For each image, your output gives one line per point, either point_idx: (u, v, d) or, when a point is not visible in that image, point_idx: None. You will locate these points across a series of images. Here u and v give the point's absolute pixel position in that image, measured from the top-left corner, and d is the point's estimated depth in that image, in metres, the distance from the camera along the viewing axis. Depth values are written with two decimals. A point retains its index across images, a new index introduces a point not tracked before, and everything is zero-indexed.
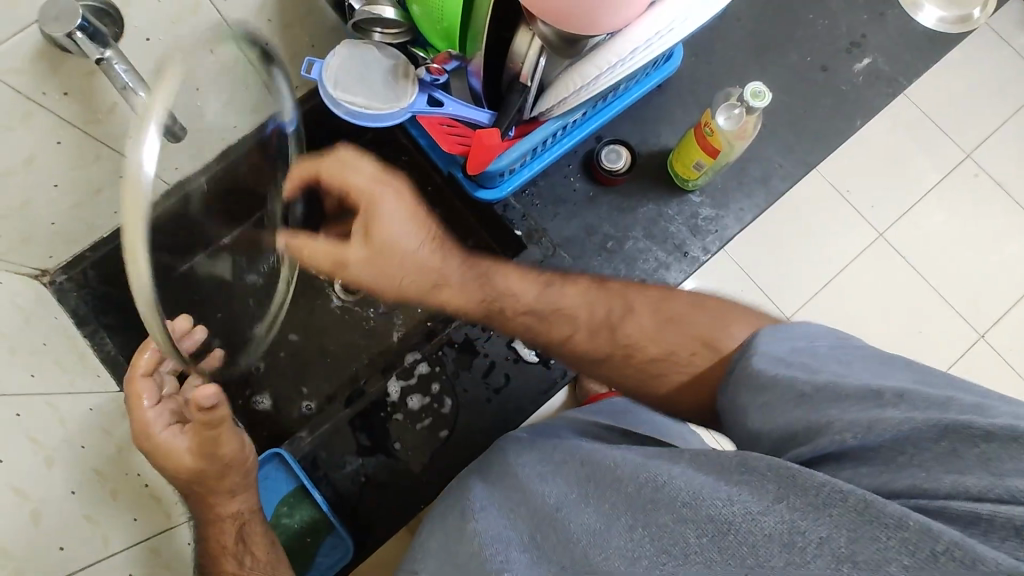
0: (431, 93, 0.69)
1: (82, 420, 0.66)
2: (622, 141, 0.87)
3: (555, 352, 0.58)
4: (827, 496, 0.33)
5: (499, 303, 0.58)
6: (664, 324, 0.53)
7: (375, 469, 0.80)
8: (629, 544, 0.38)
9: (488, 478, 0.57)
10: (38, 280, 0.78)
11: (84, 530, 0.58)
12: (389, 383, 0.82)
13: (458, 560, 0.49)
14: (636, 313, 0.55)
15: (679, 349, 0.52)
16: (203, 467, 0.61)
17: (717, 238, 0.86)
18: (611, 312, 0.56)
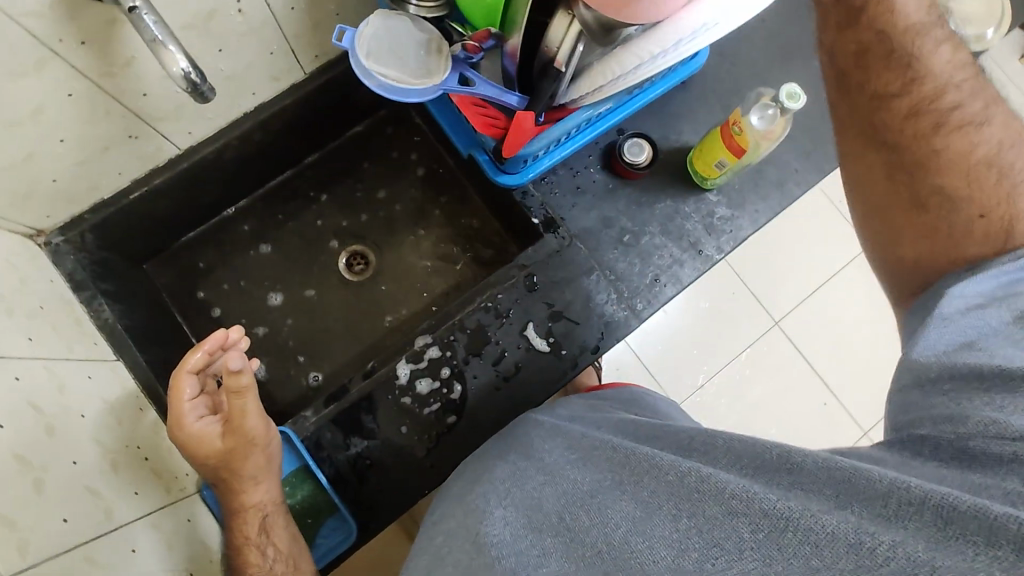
0: (463, 70, 0.68)
1: (80, 388, 0.63)
2: (644, 135, 0.86)
3: (869, 127, 0.56)
4: (896, 504, 0.34)
5: (868, 57, 0.54)
6: (990, 161, 0.50)
7: (380, 452, 0.78)
8: (675, 535, 0.40)
9: (512, 457, 0.58)
10: (33, 240, 0.74)
11: (84, 502, 0.56)
12: (399, 366, 0.80)
13: (480, 543, 0.48)
14: (978, 135, 0.51)
15: (959, 181, 0.51)
16: (231, 445, 0.68)
17: (731, 238, 0.85)
18: (956, 139, 0.51)
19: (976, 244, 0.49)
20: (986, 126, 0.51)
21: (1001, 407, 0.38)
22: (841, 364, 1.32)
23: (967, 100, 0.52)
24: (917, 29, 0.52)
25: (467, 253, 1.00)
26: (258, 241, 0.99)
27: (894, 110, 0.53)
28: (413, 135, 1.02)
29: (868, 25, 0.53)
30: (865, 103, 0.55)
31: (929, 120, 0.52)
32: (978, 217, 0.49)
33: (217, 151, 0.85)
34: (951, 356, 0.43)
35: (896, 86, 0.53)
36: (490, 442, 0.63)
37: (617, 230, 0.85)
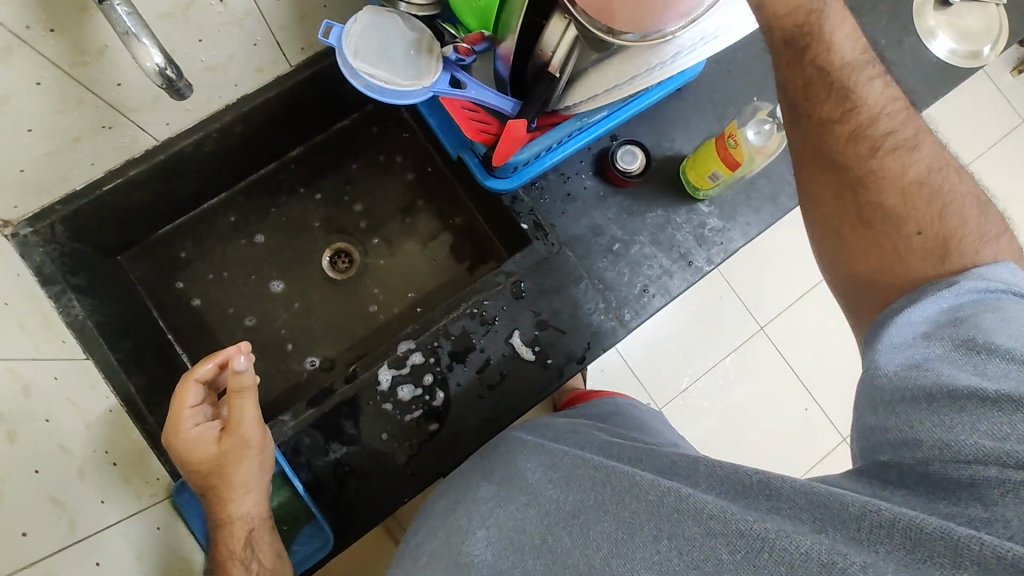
0: (454, 72, 0.66)
1: (46, 391, 0.61)
2: (637, 142, 0.85)
3: (814, 143, 0.54)
4: (868, 527, 0.33)
5: (818, 81, 0.52)
6: (922, 181, 0.50)
7: (359, 459, 0.76)
8: (655, 557, 0.39)
9: (495, 477, 0.56)
10: None
11: (49, 513, 0.54)
12: (381, 371, 0.78)
13: (462, 564, 0.47)
14: (910, 157, 0.51)
15: (895, 201, 0.50)
16: (225, 449, 0.66)
17: (721, 250, 0.84)
18: (900, 162, 0.50)
19: (917, 260, 0.48)
20: (917, 150, 0.51)
21: (971, 428, 0.36)
22: (823, 372, 1.33)
23: (899, 127, 0.52)
24: (847, 66, 0.52)
25: (454, 254, 0.98)
26: (239, 235, 0.96)
27: (835, 135, 0.52)
28: (402, 131, 1.00)
29: (811, 59, 0.52)
30: (809, 128, 0.54)
31: (866, 143, 0.51)
32: (916, 234, 0.49)
33: (197, 143, 0.81)
34: (899, 377, 0.41)
35: (837, 112, 0.52)
36: (471, 461, 0.63)
37: (607, 239, 0.83)
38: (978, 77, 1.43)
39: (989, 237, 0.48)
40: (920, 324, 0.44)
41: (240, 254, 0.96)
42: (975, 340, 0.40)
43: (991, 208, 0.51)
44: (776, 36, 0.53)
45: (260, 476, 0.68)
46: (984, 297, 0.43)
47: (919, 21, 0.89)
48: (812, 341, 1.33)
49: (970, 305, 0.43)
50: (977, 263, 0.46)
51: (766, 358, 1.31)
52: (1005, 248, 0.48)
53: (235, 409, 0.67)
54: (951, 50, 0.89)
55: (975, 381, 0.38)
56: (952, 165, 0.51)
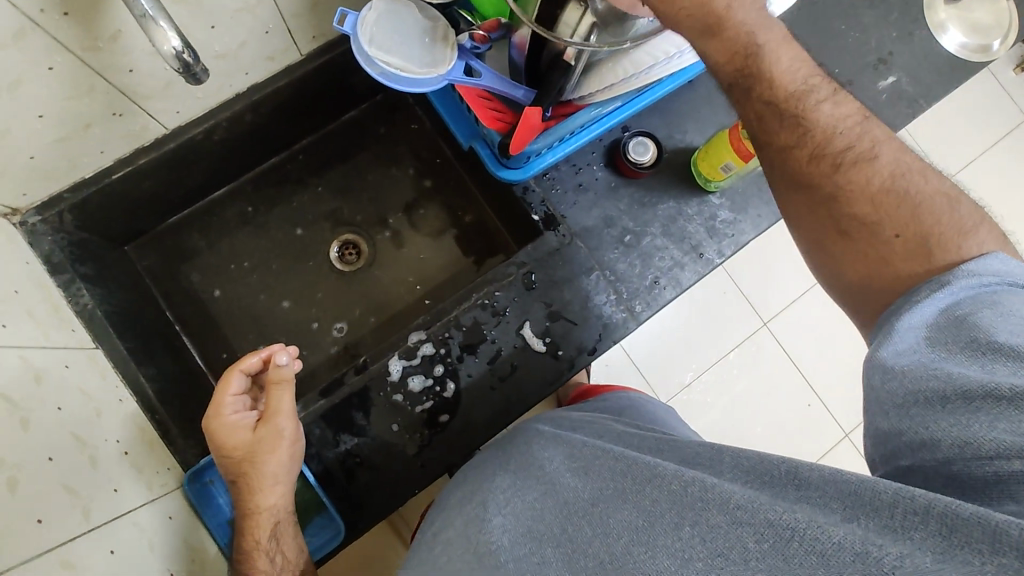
0: (468, 61, 0.65)
1: (58, 380, 0.60)
2: (648, 133, 0.85)
3: (778, 169, 0.54)
4: (901, 514, 0.33)
5: (772, 108, 0.52)
6: (888, 189, 0.49)
7: (369, 450, 0.76)
8: (678, 544, 0.39)
9: (512, 466, 0.56)
10: (7, 219, 0.70)
11: (62, 502, 0.53)
12: (391, 362, 0.77)
13: (480, 552, 0.47)
14: (871, 168, 0.50)
15: (864, 211, 0.49)
16: (258, 438, 0.66)
17: (732, 243, 0.84)
18: (865, 179, 0.49)
19: (904, 263, 0.47)
20: (876, 160, 0.50)
21: (1008, 425, 0.34)
22: (826, 367, 1.33)
23: (855, 140, 0.51)
24: (800, 92, 0.51)
25: (462, 246, 0.97)
26: (246, 225, 0.96)
27: (796, 158, 0.52)
28: (410, 122, 0.99)
29: (756, 95, 0.52)
30: (771, 156, 0.53)
31: (828, 160, 0.50)
32: (895, 237, 0.48)
33: (207, 131, 0.81)
34: (907, 379, 0.40)
35: (791, 139, 0.52)
36: (487, 453, 0.63)
37: (619, 231, 0.83)
38: (982, 75, 1.43)
39: (981, 226, 0.46)
40: (920, 326, 0.43)
41: (247, 245, 0.95)
42: (979, 338, 0.39)
43: (965, 198, 0.49)
44: (722, 79, 0.52)
45: (285, 467, 0.68)
46: (980, 292, 0.42)
47: (930, 15, 0.89)
48: (817, 336, 1.33)
49: (965, 302, 0.42)
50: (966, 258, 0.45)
51: (768, 353, 1.31)
52: (989, 238, 0.46)
53: (275, 399, 0.68)
54: (961, 43, 0.88)
55: (985, 377, 0.37)
56: (915, 168, 0.50)
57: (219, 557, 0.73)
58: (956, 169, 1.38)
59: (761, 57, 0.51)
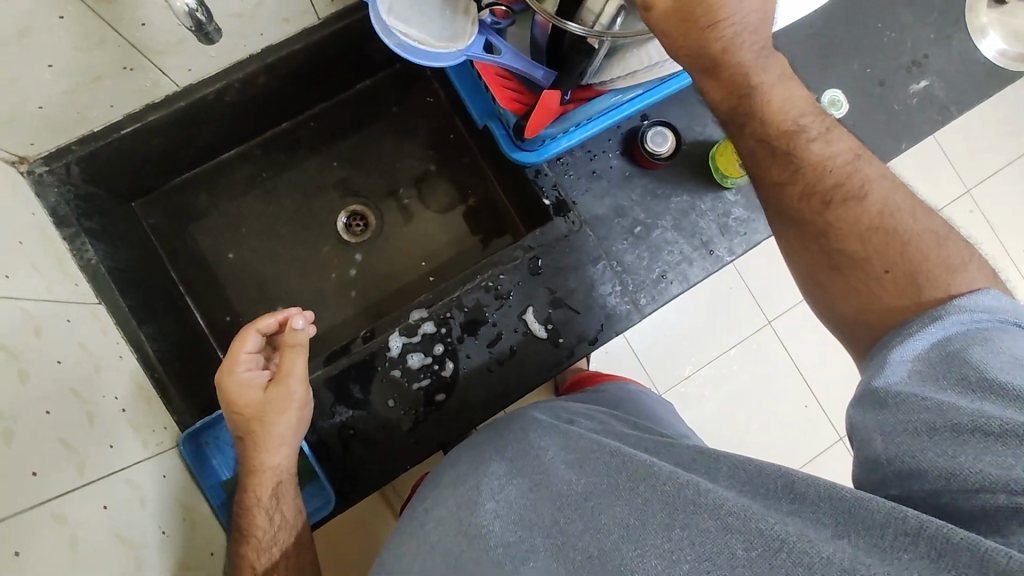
0: (489, 37, 0.63)
1: (60, 334, 0.61)
2: (668, 124, 0.83)
3: (771, 202, 0.53)
4: (892, 534, 0.32)
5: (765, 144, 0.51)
6: (877, 226, 0.48)
7: (364, 423, 0.76)
8: (667, 545, 0.38)
9: (507, 453, 0.55)
10: (15, 167, 0.70)
11: (60, 455, 0.54)
12: (392, 338, 0.77)
13: (471, 534, 0.47)
14: (860, 205, 0.49)
15: (853, 249, 0.49)
16: (269, 398, 0.67)
17: (743, 241, 0.83)
18: (857, 215, 0.49)
19: (892, 301, 0.46)
20: (866, 198, 0.49)
21: (1001, 460, 0.34)
22: (827, 369, 1.32)
23: (845, 178, 0.50)
24: (791, 130, 0.50)
25: (471, 225, 0.96)
26: (255, 189, 0.95)
27: (787, 194, 0.51)
28: (425, 96, 0.97)
29: (750, 132, 0.51)
30: (763, 190, 0.53)
31: (817, 198, 0.50)
32: (884, 273, 0.47)
33: (218, 92, 0.79)
34: (900, 408, 0.39)
35: (782, 175, 0.51)
36: (480, 438, 0.62)
37: (629, 221, 0.82)
38: (1018, 84, 1.39)
39: (970, 262, 0.46)
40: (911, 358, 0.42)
41: (255, 210, 0.95)
42: (969, 375, 0.38)
43: (956, 236, 0.48)
44: (720, 112, 0.51)
45: (291, 428, 0.68)
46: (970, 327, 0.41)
47: (971, 19, 0.85)
48: (822, 338, 1.32)
49: (954, 337, 0.41)
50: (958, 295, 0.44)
51: (770, 352, 1.30)
52: (980, 275, 0.45)
53: (288, 362, 0.68)
54: (1001, 51, 0.85)
55: (977, 412, 0.36)
56: (905, 206, 0.49)
57: (212, 514, 0.74)
58: (979, 179, 1.35)
59: (777, 60, 0.49)
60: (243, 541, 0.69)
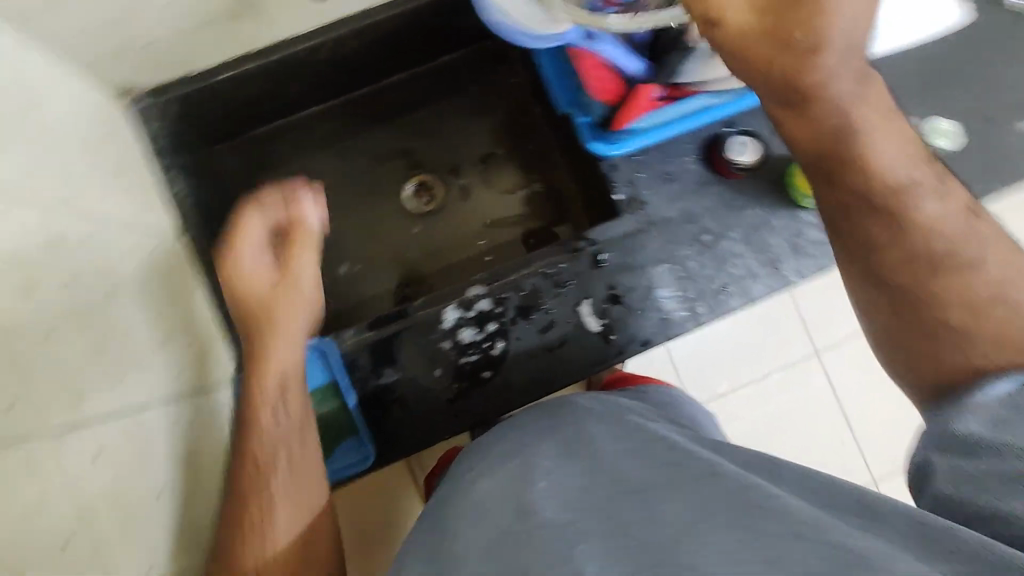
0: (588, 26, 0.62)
1: (136, 268, 0.64)
2: (751, 134, 0.81)
3: (865, 265, 0.51)
4: (981, 561, 0.34)
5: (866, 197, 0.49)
6: (993, 296, 0.47)
7: (408, 389, 0.78)
8: (733, 544, 0.38)
9: (556, 433, 0.55)
10: (120, 99, 0.74)
11: (125, 377, 0.56)
12: (446, 311, 0.78)
13: (520, 511, 0.45)
14: (974, 275, 0.48)
15: (942, 314, 0.48)
16: (282, 285, 0.72)
17: (813, 264, 0.81)
18: (967, 282, 0.47)
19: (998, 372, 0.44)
20: (981, 267, 0.48)
21: None
22: (873, 410, 1.28)
23: (960, 242, 0.49)
24: (904, 185, 0.49)
25: (534, 211, 0.97)
26: (329, 148, 0.98)
27: (884, 257, 0.50)
28: (506, 77, 0.98)
29: (849, 182, 0.49)
30: (856, 249, 0.51)
31: (925, 262, 0.49)
32: (989, 344, 0.45)
33: (313, 49, 0.82)
34: (990, 454, 0.40)
35: (884, 236, 0.50)
36: (521, 420, 0.60)
37: (698, 228, 0.81)
38: None
39: None
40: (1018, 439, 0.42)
41: (327, 169, 0.97)
42: None
43: None
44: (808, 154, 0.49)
45: (300, 322, 0.73)
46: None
47: None
48: (870, 376, 1.28)
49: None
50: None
51: (816, 383, 1.27)
52: None
53: (295, 259, 0.73)
54: None
55: None
56: (1019, 277, 0.47)
57: None
58: None
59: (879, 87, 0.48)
60: (251, 454, 0.67)
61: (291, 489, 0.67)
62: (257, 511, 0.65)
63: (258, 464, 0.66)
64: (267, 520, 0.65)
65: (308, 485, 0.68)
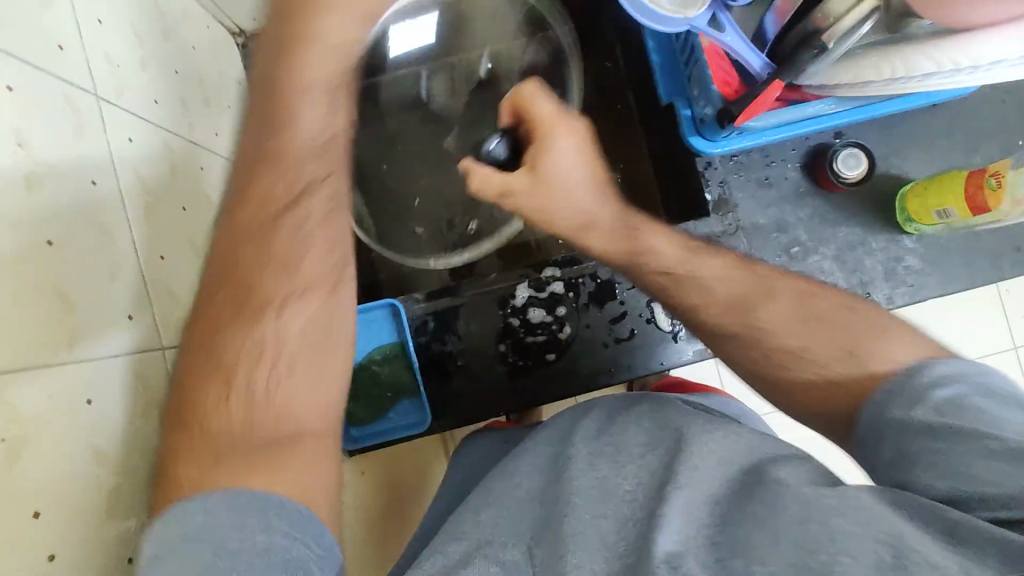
0: (716, 13, 0.60)
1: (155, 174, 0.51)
2: (863, 147, 0.76)
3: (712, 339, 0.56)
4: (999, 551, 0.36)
5: (640, 258, 0.60)
6: (807, 317, 0.51)
7: (471, 360, 0.78)
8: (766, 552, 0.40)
9: (643, 420, 0.57)
10: (233, 37, 0.76)
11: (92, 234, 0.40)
12: (521, 288, 0.78)
13: (577, 507, 0.50)
14: (764, 306, 0.53)
15: (757, 354, 0.52)
16: None
17: (909, 293, 0.76)
18: (749, 295, 0.54)
19: (838, 364, 0.48)
20: (773, 301, 0.53)
21: None
22: None
23: (738, 287, 0.55)
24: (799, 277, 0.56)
25: None
26: None
27: (709, 313, 0.55)
28: (604, 60, 0.96)
29: (648, 268, 0.59)
30: (705, 333, 0.56)
31: (688, 288, 0.57)
32: (831, 353, 0.49)
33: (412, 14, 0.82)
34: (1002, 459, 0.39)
35: (689, 302, 0.57)
36: (610, 400, 0.62)
37: (789, 239, 0.77)
38: None
39: (879, 329, 0.49)
40: (911, 414, 0.43)
41: None
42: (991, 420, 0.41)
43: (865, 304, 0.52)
44: (653, 279, 0.59)
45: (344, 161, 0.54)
46: (950, 378, 0.44)
47: None
48: None
49: (924, 384, 0.44)
50: (924, 364, 0.45)
51: None
52: (903, 349, 0.47)
53: None
54: None
55: None
56: (795, 291, 0.54)
57: None
58: None
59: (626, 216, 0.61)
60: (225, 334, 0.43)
61: (265, 383, 0.42)
62: (262, 274, 0.44)
63: (270, 237, 0.46)
64: (221, 403, 0.41)
65: (304, 384, 0.44)
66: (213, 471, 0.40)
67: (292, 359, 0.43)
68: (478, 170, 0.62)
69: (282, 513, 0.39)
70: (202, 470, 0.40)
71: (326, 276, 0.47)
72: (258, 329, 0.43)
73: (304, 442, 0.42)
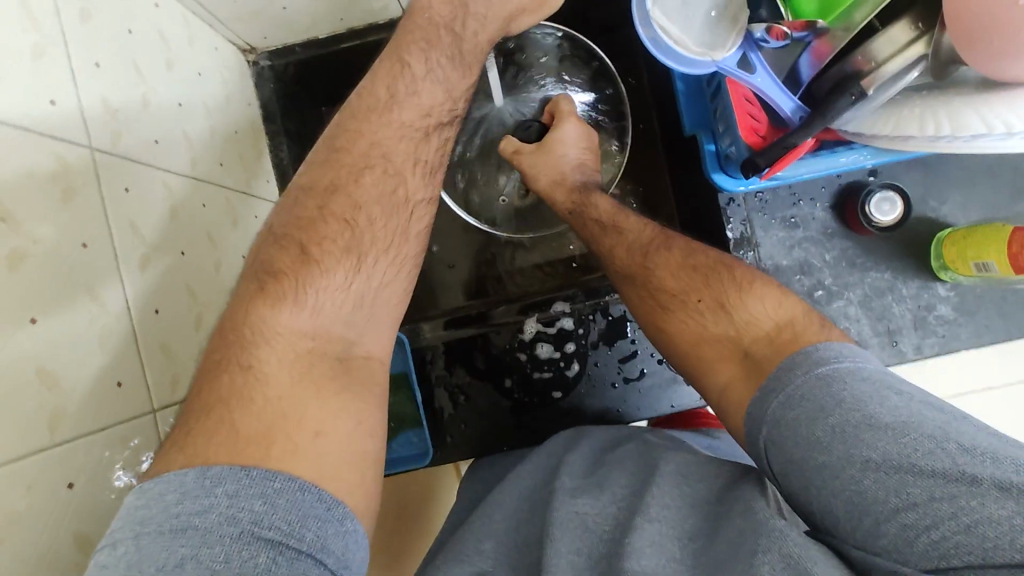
0: (747, 52, 0.56)
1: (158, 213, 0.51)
2: (899, 188, 0.71)
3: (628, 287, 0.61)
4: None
5: (583, 209, 0.68)
6: (696, 266, 0.58)
7: (477, 394, 0.77)
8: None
9: (632, 466, 0.55)
10: (244, 55, 0.74)
11: (80, 306, 0.40)
12: (528, 322, 0.78)
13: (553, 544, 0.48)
14: (663, 246, 0.61)
15: (648, 299, 0.59)
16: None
17: (938, 344, 0.72)
18: (651, 241, 0.62)
19: (711, 320, 0.54)
20: (671, 248, 0.60)
21: None
22: None
23: (644, 234, 0.62)
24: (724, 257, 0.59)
25: None
26: None
27: (620, 256, 0.62)
28: (628, 77, 0.91)
29: (590, 214, 0.67)
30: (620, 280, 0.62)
31: (617, 237, 0.63)
32: (698, 302, 0.56)
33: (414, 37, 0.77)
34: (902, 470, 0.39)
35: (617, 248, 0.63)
36: (601, 437, 0.63)
37: (812, 282, 0.73)
38: None
39: (751, 289, 0.54)
40: (788, 408, 0.45)
41: None
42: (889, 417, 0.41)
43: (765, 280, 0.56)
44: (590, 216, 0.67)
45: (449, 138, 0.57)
46: (818, 365, 0.46)
47: None
48: None
49: (798, 376, 0.46)
50: (802, 344, 0.48)
51: None
52: (766, 295, 0.54)
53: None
54: None
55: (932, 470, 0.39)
56: (701, 249, 0.59)
57: None
58: None
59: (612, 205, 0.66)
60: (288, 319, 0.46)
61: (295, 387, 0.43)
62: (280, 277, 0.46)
63: (380, 183, 0.52)
64: (318, 319, 0.46)
65: (378, 328, 0.50)
66: (271, 399, 0.42)
67: (374, 308, 0.50)
68: (507, 139, 0.75)
69: (321, 513, 0.39)
70: (267, 400, 0.42)
71: (351, 256, 0.49)
72: (364, 261, 0.49)
73: (364, 373, 0.47)
